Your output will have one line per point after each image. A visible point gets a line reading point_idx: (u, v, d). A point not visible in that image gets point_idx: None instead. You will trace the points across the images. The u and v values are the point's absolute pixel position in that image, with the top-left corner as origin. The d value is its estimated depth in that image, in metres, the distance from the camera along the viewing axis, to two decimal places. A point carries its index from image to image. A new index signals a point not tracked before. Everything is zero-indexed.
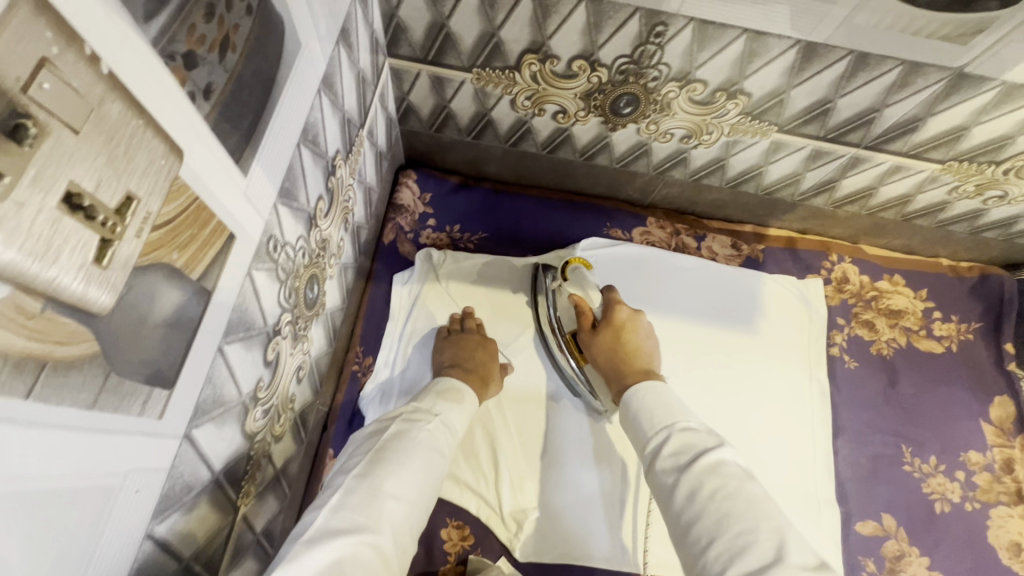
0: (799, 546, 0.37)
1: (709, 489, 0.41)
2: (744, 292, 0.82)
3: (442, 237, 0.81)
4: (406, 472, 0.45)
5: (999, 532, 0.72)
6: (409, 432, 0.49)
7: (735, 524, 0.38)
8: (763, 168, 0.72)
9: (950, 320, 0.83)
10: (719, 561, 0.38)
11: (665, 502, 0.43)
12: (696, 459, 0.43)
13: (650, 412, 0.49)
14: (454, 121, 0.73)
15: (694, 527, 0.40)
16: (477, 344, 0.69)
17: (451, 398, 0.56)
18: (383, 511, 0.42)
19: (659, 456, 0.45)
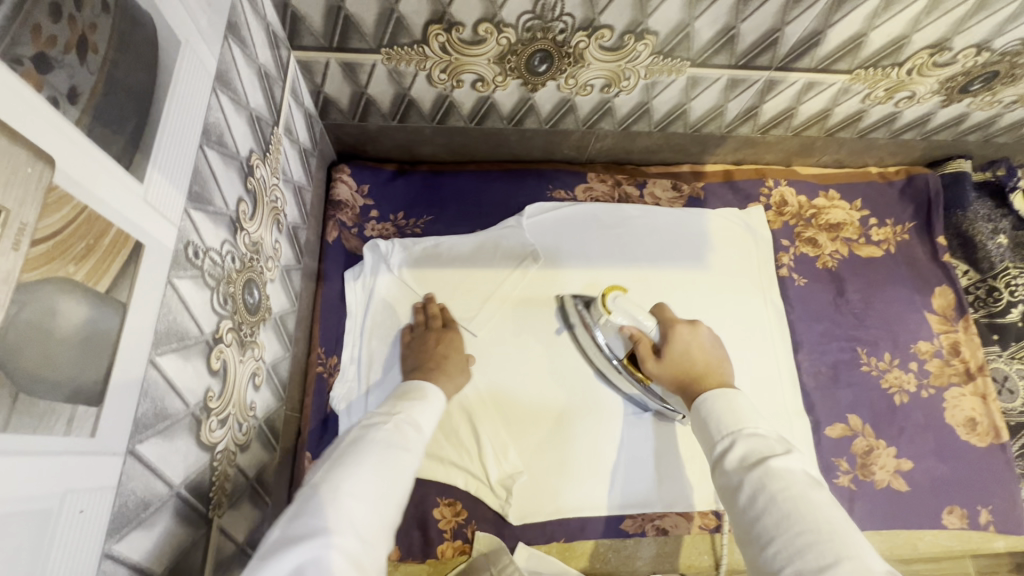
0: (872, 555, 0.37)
1: (776, 491, 0.41)
2: (689, 231, 0.85)
3: (387, 226, 0.80)
4: (364, 473, 0.44)
5: (955, 411, 0.77)
6: (365, 434, 0.49)
7: (795, 525, 0.39)
8: (686, 106, 0.73)
9: (886, 224, 0.87)
10: (779, 559, 0.39)
11: (733, 502, 0.44)
12: (761, 461, 0.43)
13: (719, 418, 0.49)
14: (375, 107, 0.71)
15: (759, 524, 0.41)
16: (457, 344, 0.70)
17: (413, 397, 0.56)
18: (337, 514, 0.41)
19: (730, 459, 0.45)
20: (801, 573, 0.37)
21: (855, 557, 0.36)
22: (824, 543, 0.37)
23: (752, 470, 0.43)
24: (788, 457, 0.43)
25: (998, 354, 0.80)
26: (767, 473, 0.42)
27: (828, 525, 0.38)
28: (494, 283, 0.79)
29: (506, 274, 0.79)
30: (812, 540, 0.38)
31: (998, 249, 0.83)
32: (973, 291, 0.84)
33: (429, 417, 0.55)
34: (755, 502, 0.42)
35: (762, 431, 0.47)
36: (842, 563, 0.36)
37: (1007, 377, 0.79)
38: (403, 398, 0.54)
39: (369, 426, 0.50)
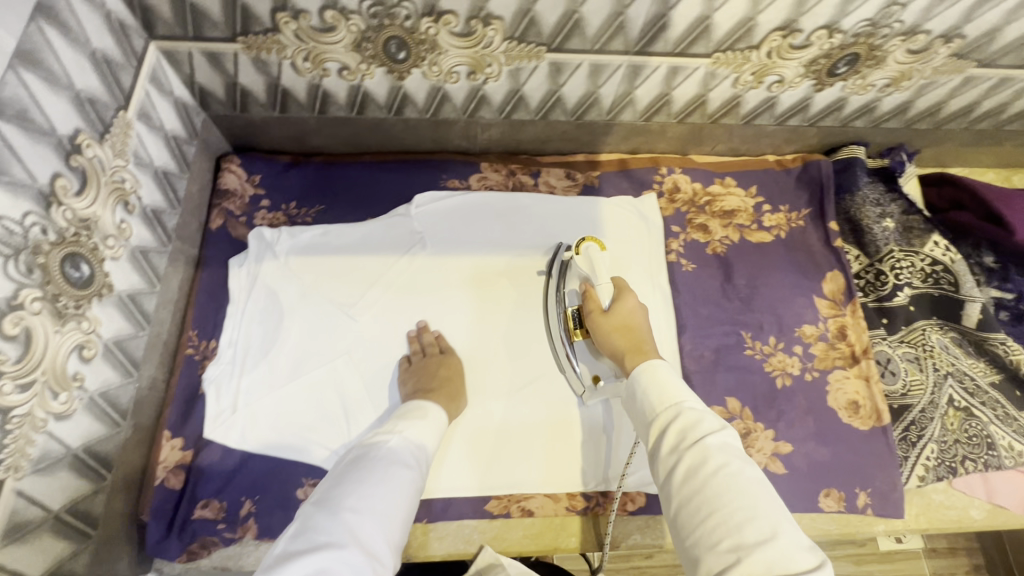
0: (790, 525, 0.44)
1: (706, 470, 0.48)
2: (581, 219, 0.86)
3: (278, 215, 0.82)
4: (369, 487, 0.52)
5: (838, 394, 0.77)
6: (369, 453, 0.57)
7: (729, 498, 0.46)
8: (558, 93, 0.75)
9: (779, 210, 0.87)
10: (714, 528, 0.45)
11: (669, 473, 0.50)
12: (694, 440, 0.50)
13: (657, 391, 0.56)
14: (252, 98, 0.74)
15: (696, 495, 0.47)
16: (438, 364, 0.73)
17: (415, 416, 0.63)
18: (346, 528, 0.48)
19: (671, 431, 0.52)
20: (733, 546, 0.43)
21: (776, 535, 0.43)
22: (757, 521, 0.44)
23: (691, 449, 0.49)
24: (719, 435, 0.50)
25: (883, 337, 0.80)
26: (702, 450, 0.49)
27: (754, 503, 0.45)
28: (381, 270, 0.81)
29: (395, 262, 0.81)
30: (748, 518, 0.44)
31: (884, 232, 0.83)
32: (863, 275, 0.83)
33: (425, 433, 0.62)
34: (697, 476, 0.48)
35: (698, 405, 0.53)
36: (769, 541, 0.43)
37: (890, 359, 0.78)
38: (401, 417, 0.62)
39: (374, 444, 0.58)
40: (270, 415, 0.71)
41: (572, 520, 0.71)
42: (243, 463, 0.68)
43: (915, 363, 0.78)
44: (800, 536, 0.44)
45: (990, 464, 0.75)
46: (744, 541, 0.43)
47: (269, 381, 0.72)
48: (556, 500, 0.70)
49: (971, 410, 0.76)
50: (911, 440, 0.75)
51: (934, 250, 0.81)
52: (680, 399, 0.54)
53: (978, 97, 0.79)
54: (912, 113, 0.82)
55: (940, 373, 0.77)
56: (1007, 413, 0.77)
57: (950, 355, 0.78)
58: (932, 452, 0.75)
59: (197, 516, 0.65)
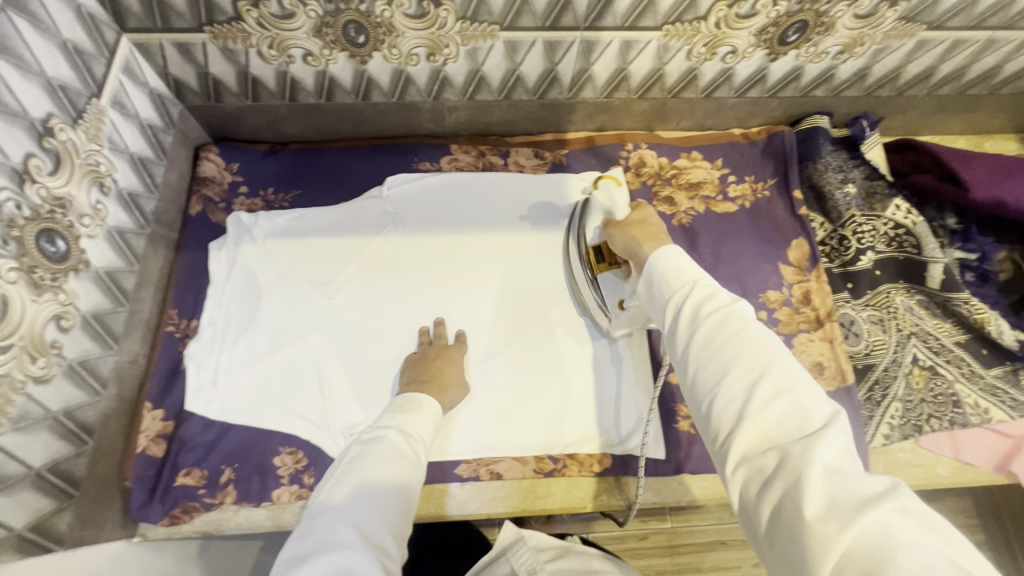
0: (814, 391, 0.41)
1: (726, 332, 0.43)
2: (549, 196, 0.88)
3: (256, 201, 0.86)
4: (368, 484, 0.50)
5: (802, 356, 0.78)
6: (368, 448, 0.54)
7: (748, 362, 0.42)
8: (517, 72, 0.77)
9: (745, 181, 0.89)
10: (734, 395, 0.41)
11: (687, 339, 0.45)
12: (716, 309, 0.45)
13: (670, 274, 0.50)
14: (225, 87, 0.77)
15: (715, 365, 0.43)
16: (440, 356, 0.74)
17: (410, 409, 0.61)
18: (351, 529, 0.45)
19: (687, 304, 0.47)
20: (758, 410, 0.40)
21: (797, 389, 0.40)
22: (773, 375, 0.41)
23: (711, 315, 0.45)
24: (736, 305, 0.45)
25: (847, 300, 0.81)
26: (726, 316, 0.44)
27: (772, 360, 0.41)
28: (355, 250, 0.83)
29: (368, 242, 0.84)
30: (764, 375, 0.41)
31: (846, 198, 0.84)
32: (827, 241, 0.85)
33: (418, 425, 0.59)
34: (714, 339, 0.44)
35: (712, 280, 0.48)
36: (786, 392, 0.40)
37: (853, 322, 0.80)
38: (397, 411, 0.60)
39: (369, 440, 0.55)
40: (248, 388, 0.73)
41: (539, 483, 0.71)
42: (223, 434, 0.71)
43: (879, 325, 0.79)
44: (819, 391, 0.41)
45: (955, 423, 0.75)
46: (760, 397, 0.40)
47: (248, 357, 0.75)
48: (523, 463, 0.72)
49: (936, 369, 0.77)
50: (876, 399, 0.76)
51: (896, 214, 0.82)
52: (696, 275, 0.48)
53: (934, 61, 0.80)
54: (871, 80, 0.84)
55: (903, 334, 0.78)
56: (973, 371, 0.77)
57: (913, 315, 0.79)
58: (896, 412, 0.75)
59: (179, 483, 0.68)
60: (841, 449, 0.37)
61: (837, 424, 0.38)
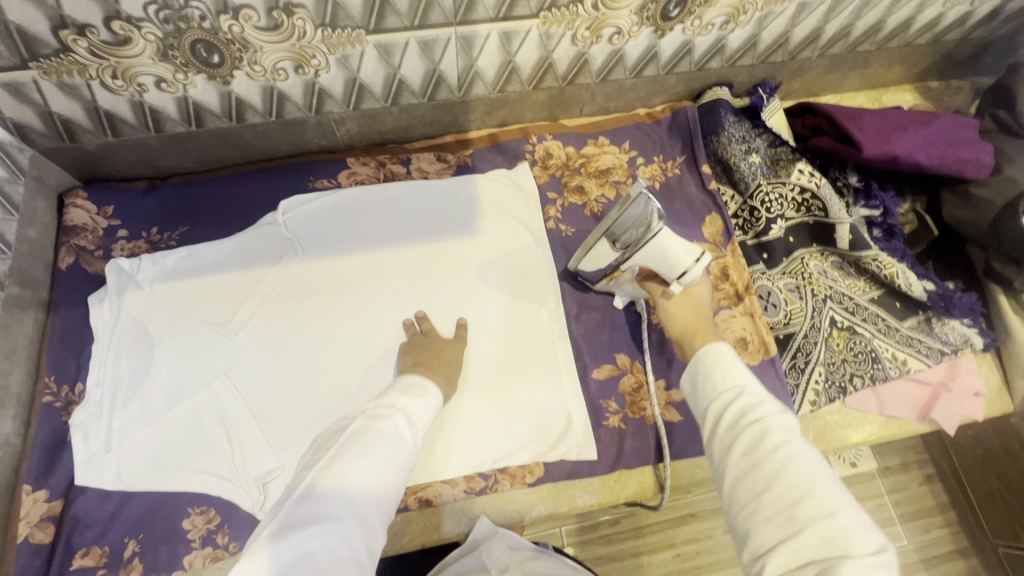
0: (857, 518, 0.42)
1: (764, 447, 0.48)
2: (457, 200, 0.84)
3: (140, 244, 0.79)
4: (369, 462, 0.48)
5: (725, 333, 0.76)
6: (373, 425, 0.52)
7: (788, 482, 0.45)
8: (398, 76, 0.73)
9: (654, 162, 0.87)
10: (772, 508, 0.45)
11: (726, 446, 0.51)
12: (756, 417, 0.50)
13: (715, 372, 0.56)
14: (76, 125, 0.70)
15: (752, 475, 0.47)
16: (443, 345, 0.71)
17: (415, 393, 0.58)
18: (343, 509, 0.44)
19: (731, 411, 0.52)
20: (789, 530, 0.43)
21: (837, 515, 0.42)
22: (814, 502, 0.43)
23: (751, 426, 0.49)
24: (779, 416, 0.50)
25: (763, 272, 0.80)
26: (763, 426, 0.49)
27: (817, 479, 0.44)
28: (252, 284, 0.77)
29: (265, 273, 0.78)
30: (806, 494, 0.44)
31: (751, 167, 0.83)
32: (739, 214, 0.84)
33: (424, 412, 0.57)
34: (754, 451, 0.48)
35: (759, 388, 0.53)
36: (831, 515, 0.42)
37: (770, 292, 0.79)
38: (405, 394, 0.56)
39: (376, 417, 0.53)
40: (145, 451, 0.67)
41: (473, 503, 0.70)
42: (122, 504, 0.66)
43: (795, 291, 0.79)
44: (864, 521, 0.42)
45: (877, 379, 0.76)
46: (800, 515, 0.43)
47: (142, 417, 0.69)
48: (452, 485, 0.69)
49: (854, 328, 0.78)
50: (799, 366, 0.76)
51: (800, 178, 0.82)
52: (740, 384, 0.54)
53: (818, 22, 0.80)
54: (761, 47, 0.83)
55: (818, 298, 0.78)
56: (888, 325, 0.78)
57: (827, 279, 0.80)
58: (820, 376, 0.76)
59: (76, 566, 0.63)
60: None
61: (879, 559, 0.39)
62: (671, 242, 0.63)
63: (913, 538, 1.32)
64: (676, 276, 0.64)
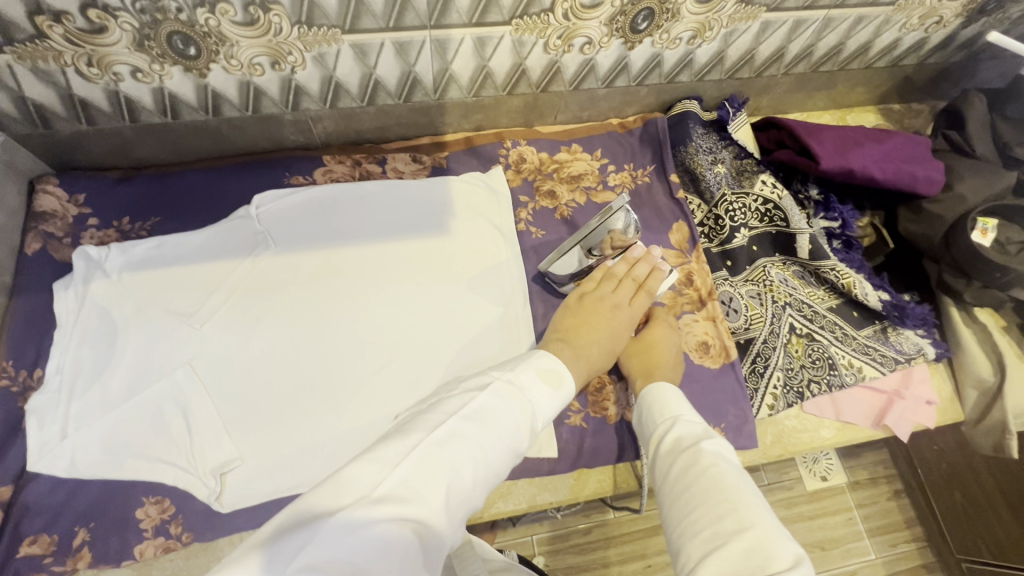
0: (776, 532, 0.46)
1: (696, 468, 0.53)
2: (431, 201, 0.86)
3: (110, 233, 0.79)
4: (478, 451, 0.46)
5: (687, 336, 0.78)
6: (496, 406, 0.50)
7: (715, 501, 0.49)
8: (374, 76, 0.75)
9: (624, 169, 0.90)
10: (701, 526, 0.49)
11: (665, 473, 0.56)
12: (691, 444, 0.55)
13: (660, 406, 0.62)
14: (51, 112, 0.71)
15: (685, 496, 0.52)
16: (578, 322, 0.68)
17: (548, 379, 0.55)
18: (439, 496, 0.42)
19: (670, 438, 0.58)
20: (716, 544, 0.46)
21: (756, 529, 0.46)
22: (734, 517, 0.47)
23: (686, 450, 0.55)
24: (710, 442, 0.55)
25: (726, 278, 0.83)
26: (696, 453, 0.54)
27: (742, 497, 0.49)
28: (220, 277, 0.78)
29: (234, 266, 0.79)
30: (730, 508, 0.48)
31: (715, 178, 0.86)
32: (705, 222, 0.87)
33: (550, 404, 0.54)
34: (687, 473, 0.53)
35: (694, 417, 0.59)
36: (747, 531, 0.46)
37: (732, 298, 0.81)
38: (534, 373, 0.55)
39: (495, 397, 0.51)
40: (100, 439, 0.67)
41: None
42: (75, 492, 0.65)
43: (756, 298, 0.81)
44: (782, 532, 0.46)
45: (833, 385, 0.78)
46: (722, 531, 0.47)
47: (101, 404, 0.68)
48: None
49: (812, 335, 0.80)
50: (759, 371, 0.78)
51: (763, 189, 0.84)
52: (679, 417, 0.60)
53: (781, 41, 0.84)
54: (727, 63, 0.86)
55: (778, 305, 0.81)
56: (845, 333, 0.81)
57: (787, 286, 0.82)
58: (778, 381, 0.77)
59: (23, 553, 0.61)
60: None
61: (795, 566, 0.42)
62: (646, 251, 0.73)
63: (881, 552, 1.34)
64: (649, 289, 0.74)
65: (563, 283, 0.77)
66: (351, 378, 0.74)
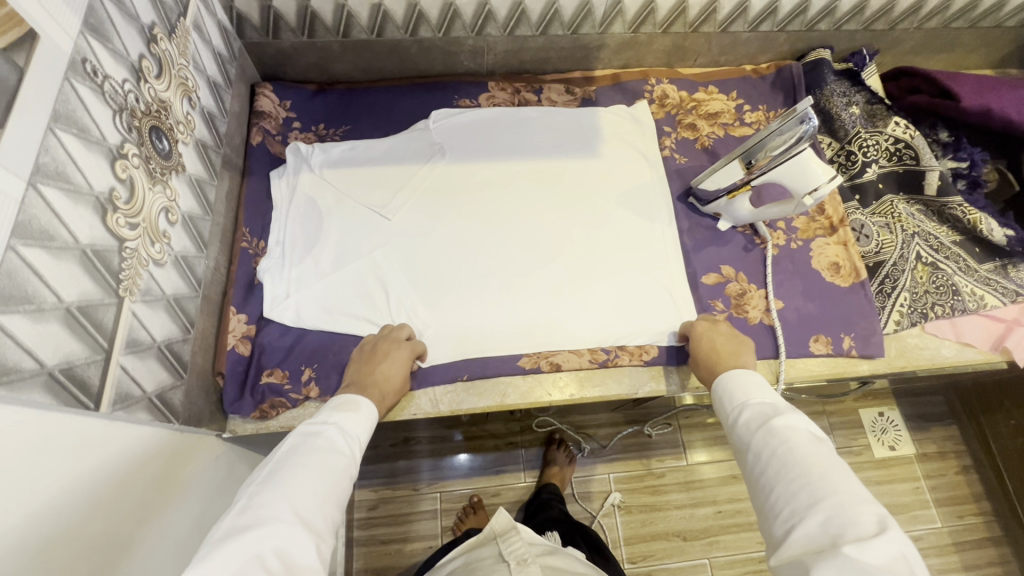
0: (861, 506, 0.47)
1: (768, 448, 0.54)
2: (583, 127, 0.95)
3: (310, 135, 0.90)
4: (304, 478, 0.51)
5: (820, 257, 0.86)
6: (304, 442, 0.55)
7: (792, 479, 0.51)
8: (556, 5, 0.85)
9: (758, 109, 0.97)
10: (781, 502, 0.51)
11: (741, 452, 0.58)
12: (762, 424, 0.56)
13: (732, 392, 0.63)
14: (284, 22, 0.82)
15: (765, 473, 0.53)
16: (381, 357, 0.71)
17: (348, 408, 0.61)
18: (288, 506, 0.48)
19: (741, 422, 0.59)
20: (796, 513, 0.49)
21: (834, 499, 0.48)
22: (809, 489, 0.49)
23: (758, 431, 0.56)
24: (784, 418, 0.56)
25: (857, 209, 0.89)
26: (768, 434, 0.55)
27: (818, 471, 0.50)
28: (405, 178, 0.88)
29: (417, 168, 0.89)
30: (809, 483, 0.50)
31: (851, 117, 0.93)
32: (837, 158, 0.93)
33: (359, 425, 0.60)
34: (762, 454, 0.55)
35: (767, 399, 0.60)
36: (821, 503, 0.48)
37: (864, 225, 0.88)
38: (334, 409, 0.60)
39: (309, 434, 0.56)
40: (318, 299, 0.78)
41: (595, 376, 0.79)
42: (299, 339, 0.76)
43: (886, 228, 0.88)
44: (863, 502, 0.47)
45: (955, 309, 0.84)
46: (800, 506, 0.49)
47: (315, 271, 0.80)
48: (579, 354, 0.79)
49: (937, 264, 0.86)
50: (886, 291, 0.85)
51: (896, 129, 0.92)
52: (748, 399, 0.61)
53: None
54: (867, 13, 0.93)
55: (908, 234, 0.87)
56: (969, 266, 0.87)
57: (915, 219, 0.89)
58: (905, 301, 0.84)
59: (265, 381, 0.73)
60: (880, 551, 0.43)
61: (877, 535, 0.44)
62: (812, 161, 0.71)
63: (948, 522, 1.34)
64: (808, 191, 0.72)
65: (708, 201, 0.87)
66: (518, 270, 0.84)
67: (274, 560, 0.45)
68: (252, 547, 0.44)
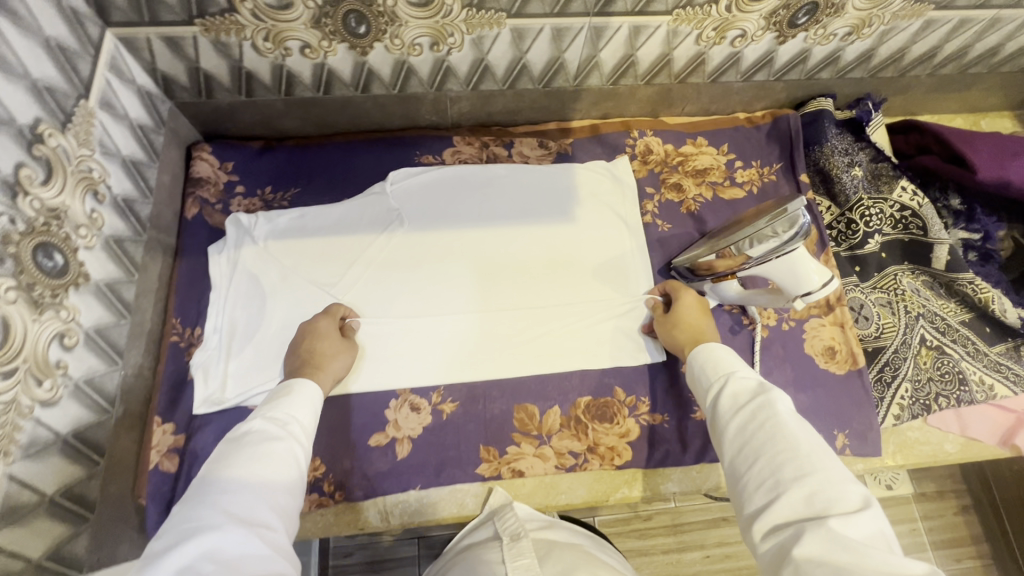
0: (849, 484, 0.45)
1: (756, 422, 0.51)
2: (557, 188, 0.86)
3: (254, 201, 0.82)
4: (243, 473, 0.47)
5: (814, 340, 0.78)
6: (235, 444, 0.50)
7: (777, 452, 0.48)
8: (523, 60, 0.75)
9: (751, 166, 0.88)
10: (760, 475, 0.48)
11: (721, 427, 0.54)
12: (752, 398, 0.53)
13: (709, 365, 0.60)
14: (217, 82, 0.73)
15: (748, 444, 0.50)
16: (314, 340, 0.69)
17: (282, 396, 0.58)
18: (219, 509, 0.43)
19: (722, 397, 0.55)
20: (781, 485, 0.46)
21: (822, 472, 0.45)
22: (797, 462, 0.47)
23: (746, 405, 0.53)
24: (773, 393, 0.52)
25: (856, 284, 0.81)
26: (762, 405, 0.52)
27: (807, 448, 0.47)
28: (359, 250, 0.80)
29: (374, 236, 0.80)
30: (795, 457, 0.47)
31: (852, 180, 0.84)
32: (835, 225, 0.85)
33: (299, 407, 0.57)
34: (746, 426, 0.51)
35: (749, 373, 0.57)
36: (807, 478, 0.45)
37: (863, 305, 0.80)
38: (268, 402, 0.56)
39: (236, 437, 0.51)
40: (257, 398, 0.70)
41: (563, 480, 0.73)
42: None
43: (888, 306, 0.80)
44: (849, 479, 0.45)
45: (961, 400, 0.76)
46: (783, 478, 0.46)
47: (255, 364, 0.72)
48: (544, 460, 0.72)
49: (942, 348, 0.78)
50: (886, 380, 0.78)
51: (902, 196, 0.83)
52: (731, 371, 0.57)
53: (938, 40, 0.80)
54: (876, 60, 0.83)
55: (911, 315, 0.79)
56: (977, 349, 0.79)
57: (921, 297, 0.80)
58: (906, 392, 0.77)
59: None
60: (862, 529, 0.41)
61: (861, 511, 0.42)
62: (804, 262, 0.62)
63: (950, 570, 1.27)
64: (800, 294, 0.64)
65: (693, 278, 0.78)
66: (481, 356, 0.76)
67: (207, 564, 0.39)
68: (178, 559, 0.39)
